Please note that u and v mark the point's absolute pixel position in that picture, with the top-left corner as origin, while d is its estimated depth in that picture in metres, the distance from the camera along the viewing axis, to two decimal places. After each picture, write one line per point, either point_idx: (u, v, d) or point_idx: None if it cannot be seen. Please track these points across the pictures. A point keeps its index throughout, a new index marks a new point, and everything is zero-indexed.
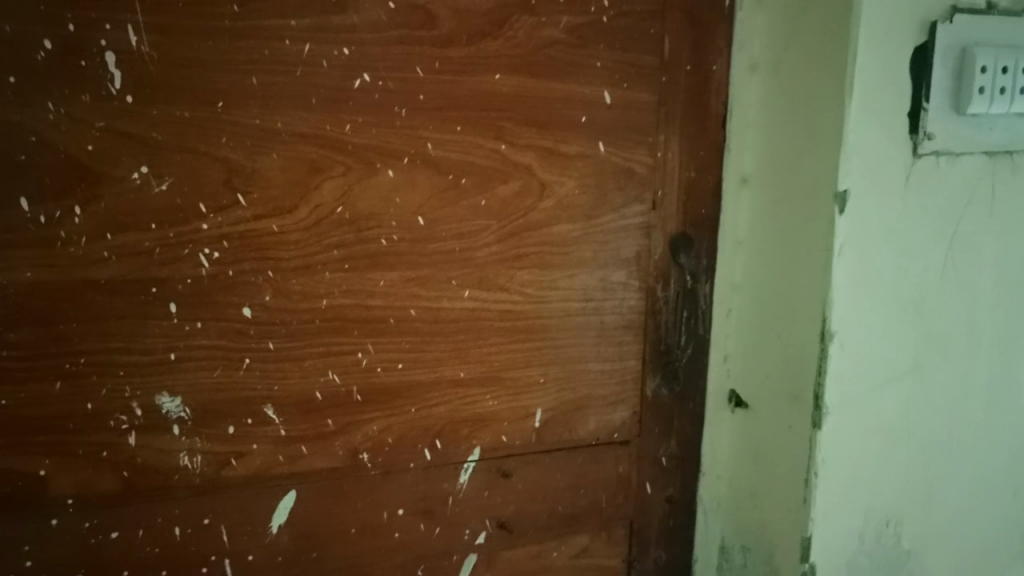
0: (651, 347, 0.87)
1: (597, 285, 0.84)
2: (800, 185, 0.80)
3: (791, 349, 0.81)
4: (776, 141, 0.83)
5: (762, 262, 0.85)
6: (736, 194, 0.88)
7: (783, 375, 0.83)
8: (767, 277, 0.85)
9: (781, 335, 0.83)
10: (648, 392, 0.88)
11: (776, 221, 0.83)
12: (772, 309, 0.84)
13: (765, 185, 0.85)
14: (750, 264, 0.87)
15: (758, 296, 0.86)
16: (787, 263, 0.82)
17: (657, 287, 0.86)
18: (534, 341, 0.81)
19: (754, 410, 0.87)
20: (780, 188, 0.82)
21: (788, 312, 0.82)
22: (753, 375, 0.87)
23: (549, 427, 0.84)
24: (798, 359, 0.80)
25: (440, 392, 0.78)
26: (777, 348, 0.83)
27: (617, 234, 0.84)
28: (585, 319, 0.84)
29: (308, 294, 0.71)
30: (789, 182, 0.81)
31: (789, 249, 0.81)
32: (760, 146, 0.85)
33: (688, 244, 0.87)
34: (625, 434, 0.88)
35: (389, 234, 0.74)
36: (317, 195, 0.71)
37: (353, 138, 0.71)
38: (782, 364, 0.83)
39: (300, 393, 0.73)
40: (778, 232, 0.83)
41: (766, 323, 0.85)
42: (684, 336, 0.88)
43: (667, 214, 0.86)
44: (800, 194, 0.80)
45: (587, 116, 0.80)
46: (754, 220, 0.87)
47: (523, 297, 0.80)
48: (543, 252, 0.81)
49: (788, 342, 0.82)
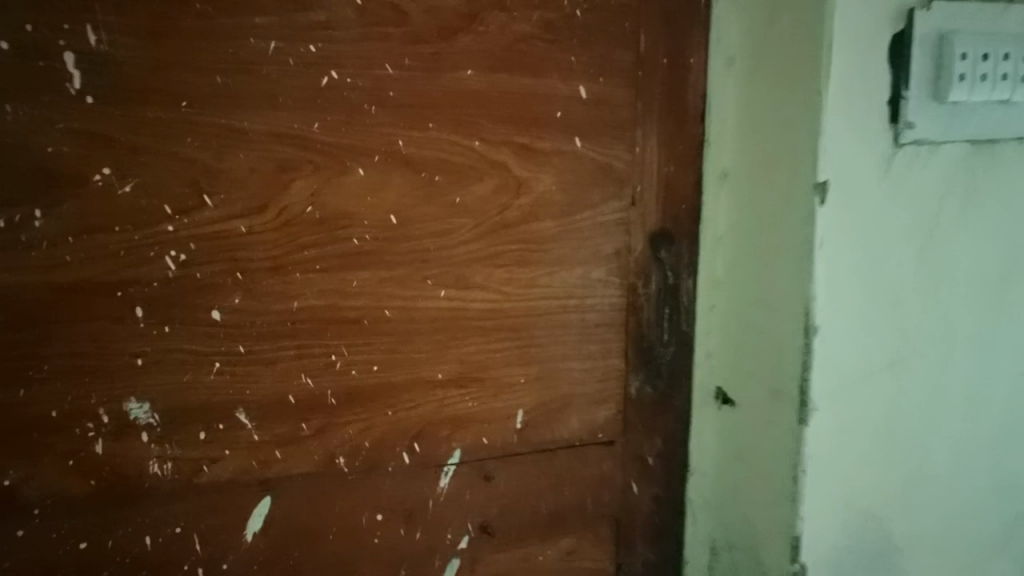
0: (634, 346, 0.86)
1: (577, 282, 0.82)
2: (778, 177, 0.79)
3: (775, 343, 0.80)
4: (754, 133, 0.82)
5: (742, 256, 0.84)
6: (715, 188, 0.87)
7: (766, 369, 0.81)
8: (747, 271, 0.83)
9: (764, 329, 0.82)
10: (631, 390, 0.87)
11: (755, 214, 0.82)
12: (755, 304, 0.83)
13: (742, 178, 0.84)
14: (730, 259, 0.86)
15: (738, 291, 0.85)
16: (768, 257, 0.80)
17: (638, 283, 0.85)
18: (513, 340, 0.80)
19: (736, 405, 0.86)
20: (758, 180, 0.82)
21: (771, 305, 0.80)
22: (736, 371, 0.86)
23: (531, 428, 0.82)
24: (783, 352, 0.79)
25: (418, 393, 0.77)
26: (761, 342, 0.82)
27: (596, 231, 0.83)
28: (565, 317, 0.82)
29: (280, 295, 0.70)
30: (766, 175, 0.80)
31: (769, 242, 0.80)
32: (737, 140, 0.84)
33: (668, 239, 0.86)
34: (610, 434, 0.86)
35: (361, 234, 0.72)
36: (286, 195, 0.69)
37: (323, 137, 0.70)
38: (766, 358, 0.81)
39: (273, 396, 0.72)
40: (757, 226, 0.82)
41: (746, 318, 0.84)
42: (667, 333, 0.87)
43: (646, 209, 0.85)
44: (778, 185, 0.79)
45: (562, 111, 0.79)
46: (732, 215, 0.85)
47: (501, 296, 0.79)
48: (521, 249, 0.79)
49: (771, 336, 0.81)
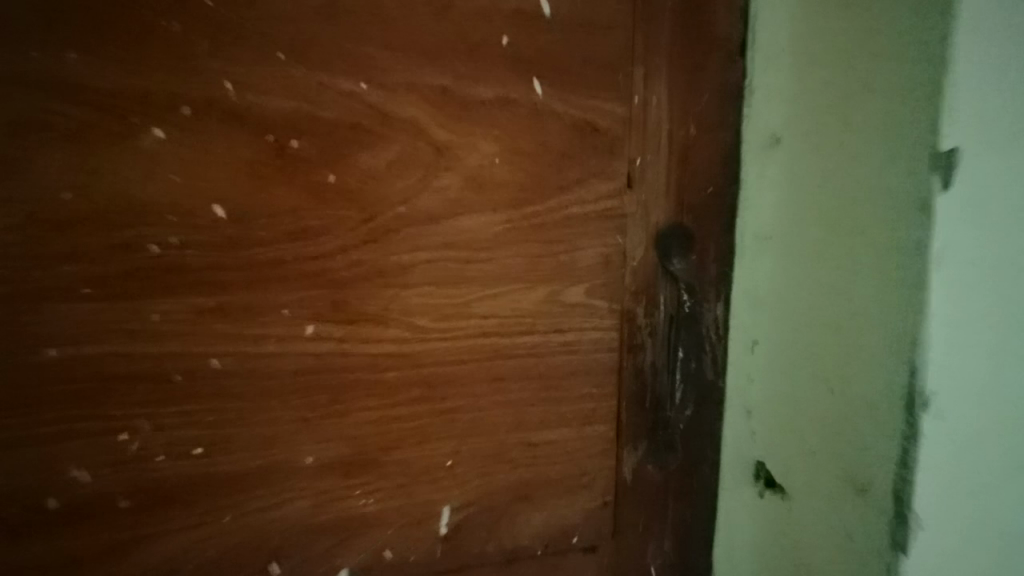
0: (631, 404, 0.56)
1: (539, 309, 0.52)
2: (864, 144, 0.47)
3: (858, 415, 0.50)
4: (822, 75, 0.51)
5: (802, 271, 0.53)
6: (759, 164, 0.56)
7: (843, 455, 0.51)
8: (811, 295, 0.52)
9: (840, 390, 0.51)
10: (624, 471, 0.57)
11: (822, 205, 0.51)
12: (824, 347, 0.52)
13: (803, 147, 0.52)
14: (782, 274, 0.55)
15: (794, 325, 0.54)
16: (847, 276, 0.49)
17: (638, 310, 0.55)
18: (434, 402, 0.51)
19: (790, 499, 0.56)
20: (828, 150, 0.50)
21: (852, 354, 0.50)
22: (792, 447, 0.55)
23: (465, 533, 0.53)
24: (874, 433, 0.48)
25: (275, 490, 0.48)
26: (833, 409, 0.51)
27: (572, 230, 0.52)
28: (522, 363, 0.53)
29: (21, 339, 0.42)
30: (844, 143, 0.49)
31: (847, 252, 0.49)
32: (792, 87, 0.53)
33: (685, 241, 0.55)
34: (592, 537, 0.57)
35: (164, 237, 0.44)
36: (21, 170, 0.40)
37: (85, 72, 0.41)
38: (844, 437, 0.51)
39: (18, 502, 0.43)
40: (828, 225, 0.51)
41: (808, 368, 0.53)
42: (682, 384, 0.57)
43: (653, 194, 0.54)
44: (865, 159, 0.47)
45: (511, 37, 0.49)
46: (786, 207, 0.54)
47: (412, 333, 0.50)
48: (445, 260, 0.50)
49: (851, 402, 0.50)
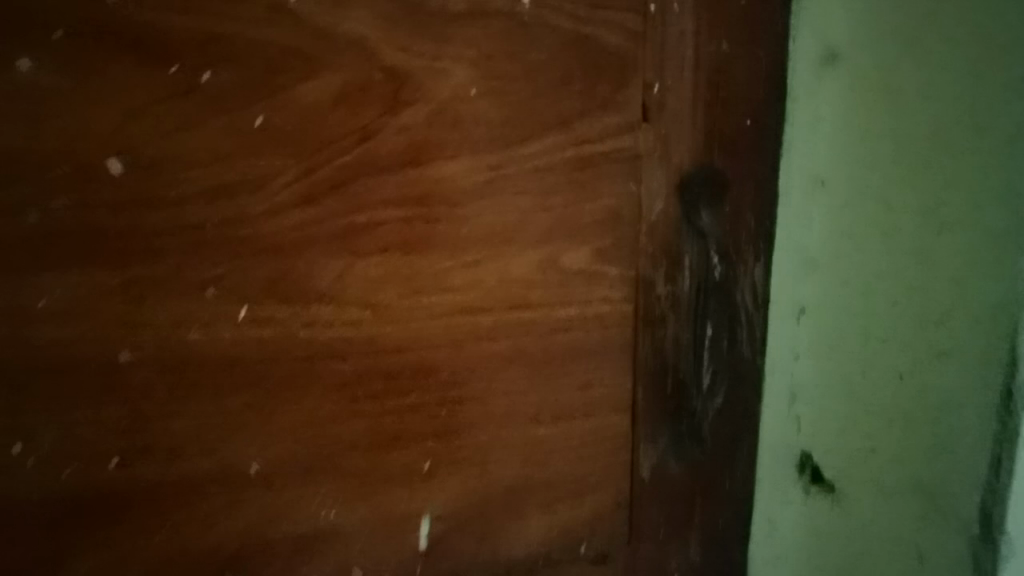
0: (647, 392, 0.46)
1: (532, 279, 0.42)
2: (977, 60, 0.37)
3: (949, 406, 0.40)
4: None
5: (872, 225, 0.42)
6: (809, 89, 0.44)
7: (930, 457, 0.41)
8: (885, 256, 0.42)
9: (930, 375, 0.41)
10: (641, 470, 0.47)
11: (908, 139, 0.40)
12: (904, 323, 0.41)
13: (877, 66, 0.41)
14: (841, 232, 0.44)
15: (860, 294, 0.43)
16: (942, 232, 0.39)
17: (657, 278, 0.44)
18: (405, 396, 0.41)
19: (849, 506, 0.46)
20: (917, 70, 0.39)
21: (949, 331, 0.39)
22: (852, 443, 0.45)
23: (451, 550, 0.44)
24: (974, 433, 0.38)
25: (211, 506, 0.39)
26: (914, 401, 0.41)
27: (571, 176, 0.41)
28: (512, 346, 0.43)
29: None
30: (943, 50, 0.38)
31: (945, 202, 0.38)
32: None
33: (716, 189, 0.44)
34: (603, 546, 0.48)
35: (42, 195, 0.34)
36: None
37: None
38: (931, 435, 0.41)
39: None
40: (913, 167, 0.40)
41: (880, 347, 0.43)
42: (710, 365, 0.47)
43: (676, 130, 0.42)
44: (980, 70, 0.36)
45: None
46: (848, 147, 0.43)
47: (373, 313, 0.40)
48: (411, 221, 0.39)
49: (943, 391, 0.40)
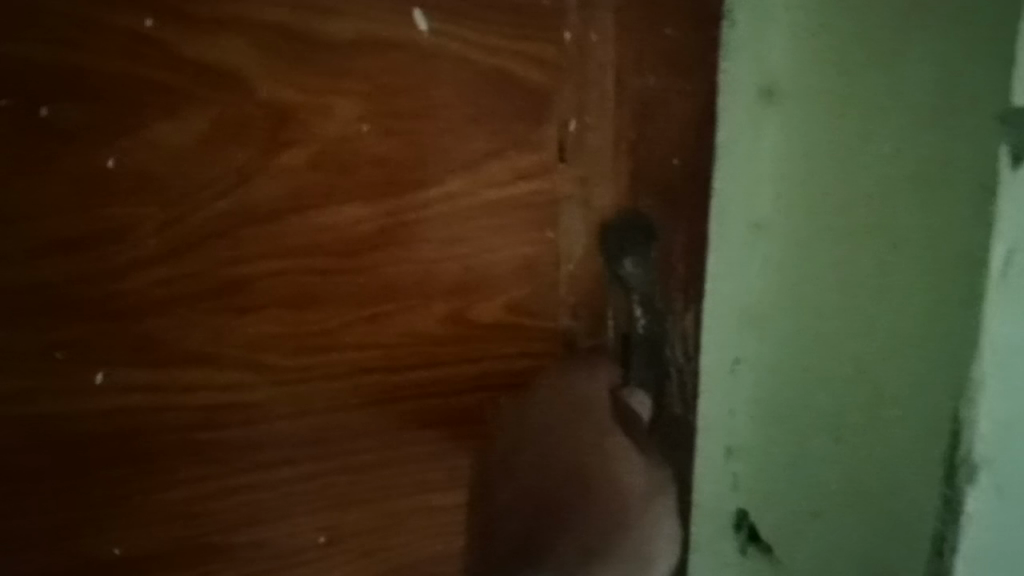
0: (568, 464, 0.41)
1: (439, 336, 0.38)
2: (947, 88, 0.36)
3: (911, 439, 0.40)
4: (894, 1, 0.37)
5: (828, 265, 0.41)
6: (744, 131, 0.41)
7: (877, 493, 0.41)
8: (836, 295, 0.41)
9: (874, 410, 0.41)
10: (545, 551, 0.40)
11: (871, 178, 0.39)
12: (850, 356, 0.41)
13: (828, 102, 0.39)
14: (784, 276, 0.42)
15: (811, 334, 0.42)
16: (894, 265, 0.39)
17: (578, 330, 0.40)
18: (297, 467, 0.37)
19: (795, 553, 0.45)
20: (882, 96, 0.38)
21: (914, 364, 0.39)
22: (803, 489, 0.44)
23: None
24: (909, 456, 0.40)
25: None
26: (862, 439, 0.41)
27: (480, 223, 0.37)
28: (419, 409, 0.38)
29: None
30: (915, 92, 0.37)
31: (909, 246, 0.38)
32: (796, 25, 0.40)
33: (644, 235, 0.40)
34: None
35: None
36: None
37: None
38: (875, 461, 0.41)
39: None
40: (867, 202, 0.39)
41: (827, 381, 0.42)
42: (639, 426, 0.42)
43: (598, 171, 0.39)
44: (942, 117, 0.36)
45: None
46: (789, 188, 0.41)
47: (258, 376, 0.36)
48: (299, 273, 0.35)
49: (892, 422, 0.40)
